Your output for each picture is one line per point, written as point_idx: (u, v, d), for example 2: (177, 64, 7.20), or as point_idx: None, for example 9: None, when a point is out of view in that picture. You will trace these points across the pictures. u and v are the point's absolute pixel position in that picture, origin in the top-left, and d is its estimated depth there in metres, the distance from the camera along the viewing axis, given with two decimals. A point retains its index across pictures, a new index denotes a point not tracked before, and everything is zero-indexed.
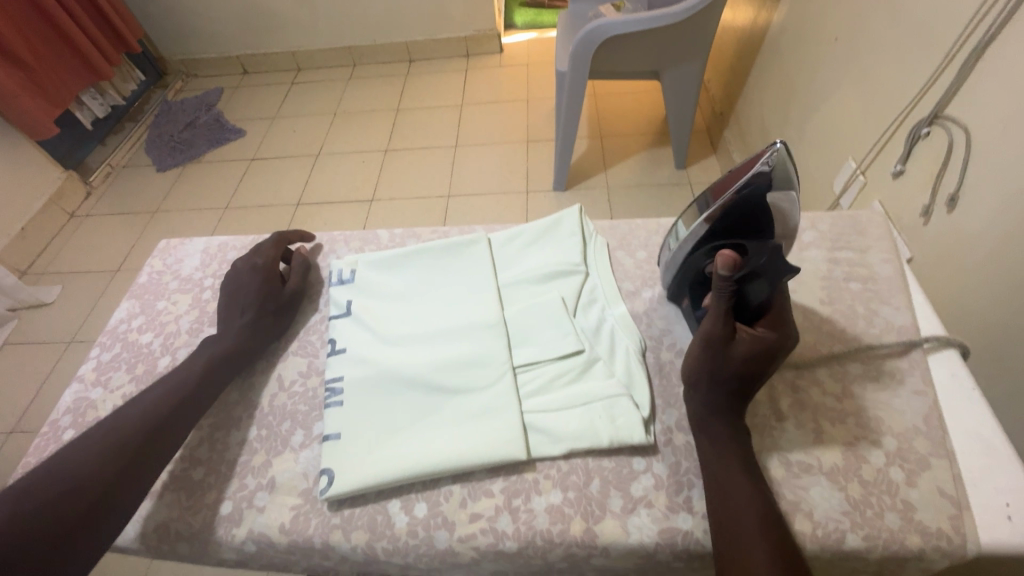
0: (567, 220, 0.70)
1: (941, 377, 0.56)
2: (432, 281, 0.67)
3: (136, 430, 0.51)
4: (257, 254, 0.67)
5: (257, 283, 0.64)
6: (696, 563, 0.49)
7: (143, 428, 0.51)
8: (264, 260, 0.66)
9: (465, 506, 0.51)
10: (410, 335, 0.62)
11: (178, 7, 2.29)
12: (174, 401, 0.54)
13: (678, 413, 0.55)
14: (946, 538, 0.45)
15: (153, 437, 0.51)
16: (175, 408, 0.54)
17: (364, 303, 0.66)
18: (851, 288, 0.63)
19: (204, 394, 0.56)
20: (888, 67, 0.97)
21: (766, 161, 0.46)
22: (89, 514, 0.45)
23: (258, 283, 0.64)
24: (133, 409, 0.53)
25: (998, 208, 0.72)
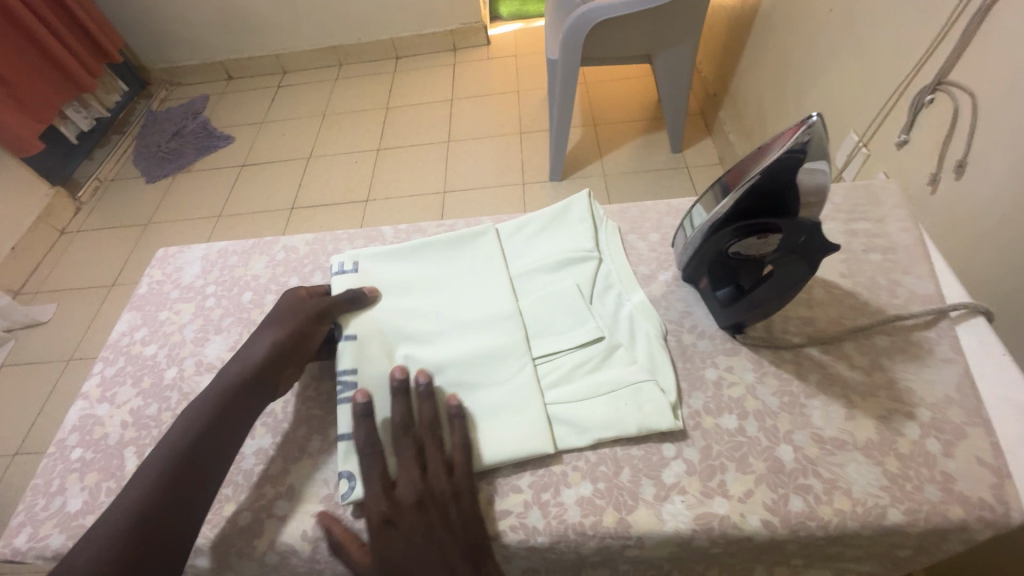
0: (577, 206, 0.68)
1: (971, 345, 0.55)
2: (444, 276, 0.65)
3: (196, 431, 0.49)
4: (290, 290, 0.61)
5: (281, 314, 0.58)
6: (734, 547, 0.47)
7: (183, 445, 0.48)
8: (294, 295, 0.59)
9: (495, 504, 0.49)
10: (421, 330, 0.60)
11: (157, 14, 2.25)
12: (205, 420, 0.50)
13: (705, 395, 0.54)
14: (989, 507, 0.44)
15: (195, 459, 0.48)
16: (214, 422, 0.51)
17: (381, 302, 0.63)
18: (870, 259, 0.62)
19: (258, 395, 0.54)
20: (887, 36, 0.95)
21: (804, 133, 0.44)
22: (151, 540, 0.43)
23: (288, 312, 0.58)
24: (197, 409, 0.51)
25: (1009, 171, 0.71)
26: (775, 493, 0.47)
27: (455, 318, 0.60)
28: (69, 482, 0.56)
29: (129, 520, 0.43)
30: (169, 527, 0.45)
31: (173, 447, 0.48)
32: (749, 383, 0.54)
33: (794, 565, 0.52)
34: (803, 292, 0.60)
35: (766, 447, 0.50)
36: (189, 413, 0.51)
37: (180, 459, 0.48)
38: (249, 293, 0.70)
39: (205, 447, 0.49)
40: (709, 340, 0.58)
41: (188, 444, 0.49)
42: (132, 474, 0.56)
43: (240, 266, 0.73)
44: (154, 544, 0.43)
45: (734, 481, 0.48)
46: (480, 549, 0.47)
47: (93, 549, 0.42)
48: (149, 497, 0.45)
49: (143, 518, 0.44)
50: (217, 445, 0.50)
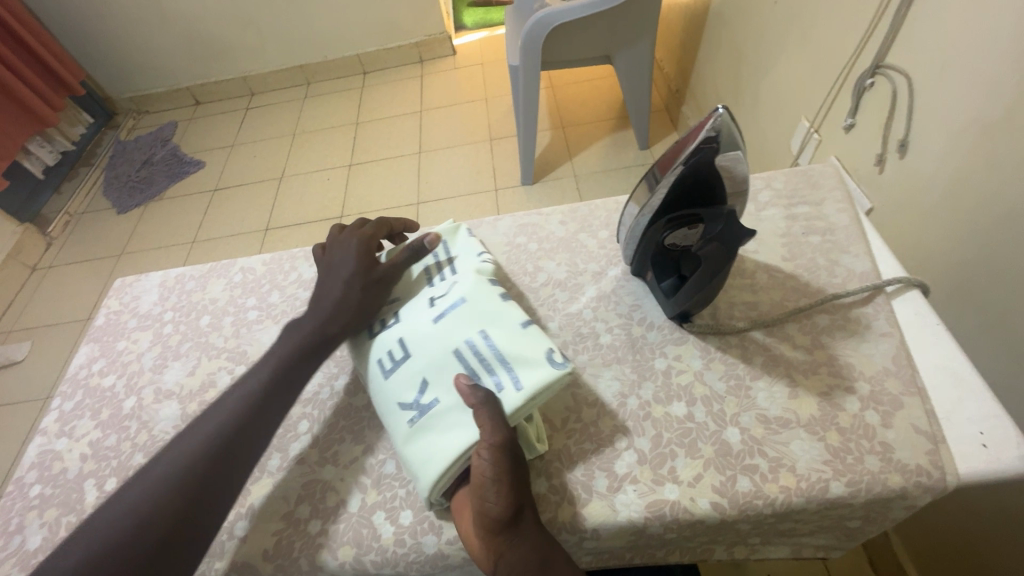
0: None
1: (906, 317, 0.57)
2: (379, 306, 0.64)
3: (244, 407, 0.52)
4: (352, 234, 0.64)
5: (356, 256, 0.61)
6: (688, 532, 0.49)
7: (231, 413, 0.51)
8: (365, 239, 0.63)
9: None
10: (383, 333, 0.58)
11: (119, 42, 2.24)
12: (241, 416, 0.51)
13: (655, 385, 0.55)
14: (925, 473, 0.46)
15: (243, 431, 0.50)
16: (267, 392, 0.53)
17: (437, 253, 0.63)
18: (810, 241, 0.64)
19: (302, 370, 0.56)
20: (826, 24, 0.98)
21: (711, 127, 0.45)
22: (198, 509, 0.45)
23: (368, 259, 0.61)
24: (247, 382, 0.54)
25: (947, 147, 0.73)
26: (723, 476, 0.48)
27: (383, 322, 0.59)
28: (28, 520, 0.55)
29: (142, 524, 0.43)
30: (209, 498, 0.46)
31: (194, 446, 0.48)
32: (697, 370, 0.55)
33: (752, 545, 0.53)
34: (746, 278, 0.62)
35: (714, 431, 0.51)
36: (232, 403, 0.52)
37: (212, 454, 0.48)
38: (208, 317, 0.70)
39: (235, 452, 0.49)
40: (659, 330, 0.59)
41: (223, 438, 0.49)
42: (91, 506, 0.55)
43: (198, 290, 0.73)
44: (166, 551, 0.43)
45: (684, 466, 0.49)
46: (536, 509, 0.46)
47: (131, 508, 0.44)
48: (194, 460, 0.47)
49: (142, 535, 0.42)
50: (239, 458, 0.49)
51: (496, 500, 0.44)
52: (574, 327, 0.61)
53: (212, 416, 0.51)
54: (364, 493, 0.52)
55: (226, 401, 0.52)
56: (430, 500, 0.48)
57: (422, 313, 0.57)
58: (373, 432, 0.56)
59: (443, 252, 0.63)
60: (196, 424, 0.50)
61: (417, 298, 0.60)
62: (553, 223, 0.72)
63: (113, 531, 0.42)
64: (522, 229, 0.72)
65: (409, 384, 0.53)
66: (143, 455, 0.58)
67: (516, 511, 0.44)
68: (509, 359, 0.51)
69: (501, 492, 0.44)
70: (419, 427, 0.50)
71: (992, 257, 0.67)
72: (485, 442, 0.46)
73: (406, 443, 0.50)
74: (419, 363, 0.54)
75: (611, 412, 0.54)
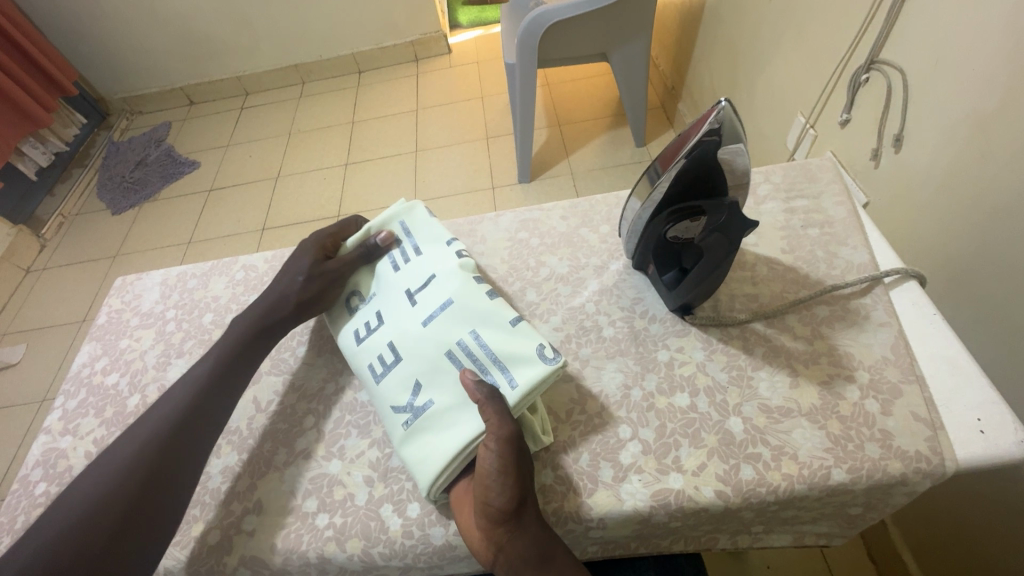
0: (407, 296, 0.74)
1: (904, 307, 0.58)
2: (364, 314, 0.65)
3: (195, 395, 0.54)
4: (308, 242, 0.64)
5: (308, 264, 0.62)
6: (692, 520, 0.49)
7: (181, 399, 0.53)
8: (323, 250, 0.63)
9: None
10: (372, 337, 0.58)
11: (112, 42, 2.23)
12: (198, 396, 0.54)
13: (658, 376, 0.56)
14: (925, 459, 0.47)
15: (195, 416, 0.53)
16: (217, 379, 0.56)
17: (393, 247, 0.63)
18: (809, 234, 0.65)
19: (247, 360, 0.59)
20: (821, 21, 0.99)
21: (714, 120, 0.46)
22: (156, 488, 0.48)
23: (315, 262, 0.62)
24: (197, 372, 0.56)
25: (940, 141, 0.74)
26: (726, 464, 0.49)
27: (368, 325, 0.59)
28: (34, 518, 0.55)
29: (112, 495, 0.46)
30: (168, 478, 0.48)
31: (147, 433, 0.50)
32: (699, 361, 0.56)
33: (755, 533, 0.54)
34: (747, 270, 0.63)
35: (717, 421, 0.52)
36: (189, 384, 0.55)
37: (173, 429, 0.51)
38: (210, 315, 0.70)
39: (187, 435, 0.51)
40: (661, 323, 0.60)
41: (183, 416, 0.52)
42: None
43: (200, 288, 0.73)
44: (139, 517, 0.46)
45: (688, 456, 0.50)
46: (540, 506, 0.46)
47: (88, 494, 0.46)
48: (150, 445, 0.49)
49: (101, 517, 0.44)
50: (192, 442, 0.51)
51: (499, 493, 0.44)
52: (577, 321, 0.62)
53: (161, 405, 0.53)
54: (370, 487, 0.52)
55: (182, 384, 0.55)
56: (432, 498, 0.49)
57: (407, 314, 0.58)
58: (379, 427, 0.57)
59: (411, 243, 0.63)
60: (156, 405, 0.53)
61: (399, 296, 0.60)
62: (554, 218, 0.72)
63: (73, 516, 0.44)
64: (523, 225, 0.72)
65: (402, 387, 0.54)
66: None
67: (519, 505, 0.44)
68: (501, 358, 0.52)
69: (504, 486, 0.44)
70: (412, 429, 0.51)
71: (986, 249, 0.68)
72: (494, 434, 0.47)
73: (404, 446, 0.51)
74: (410, 367, 0.54)
75: (615, 404, 0.54)
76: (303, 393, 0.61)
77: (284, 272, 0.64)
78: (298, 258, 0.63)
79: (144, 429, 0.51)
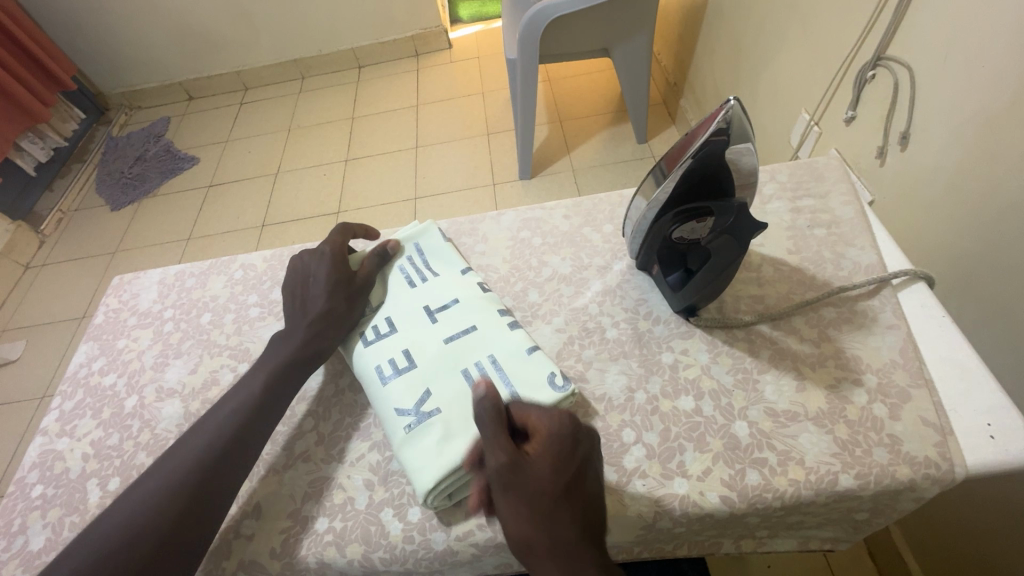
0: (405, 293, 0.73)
1: (912, 309, 0.57)
2: None
3: (230, 427, 0.51)
4: (323, 244, 0.63)
5: (325, 268, 0.60)
6: (696, 525, 0.49)
7: (215, 430, 0.51)
8: (338, 251, 0.62)
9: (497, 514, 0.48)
10: (381, 341, 0.58)
11: (110, 36, 2.21)
12: (235, 423, 0.52)
13: (662, 379, 0.55)
14: (933, 465, 0.46)
15: (229, 451, 0.50)
16: (255, 411, 0.53)
17: (408, 262, 0.65)
18: (816, 234, 0.64)
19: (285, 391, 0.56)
20: (827, 16, 0.97)
21: (723, 119, 0.45)
22: (182, 530, 0.45)
23: (332, 266, 0.61)
24: (234, 401, 0.54)
25: (948, 139, 0.73)
26: (732, 469, 0.48)
27: (376, 329, 0.59)
28: (31, 521, 0.55)
29: (134, 537, 0.43)
30: (195, 519, 0.46)
31: (178, 468, 0.48)
32: (704, 364, 0.55)
33: (760, 538, 0.53)
34: (752, 271, 0.62)
35: (722, 424, 0.51)
36: (226, 415, 0.52)
37: (205, 465, 0.48)
38: (209, 314, 0.69)
39: (219, 472, 0.49)
40: (665, 324, 0.59)
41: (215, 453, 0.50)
42: (95, 506, 0.55)
43: (197, 287, 0.72)
44: (169, 552, 0.44)
45: (693, 460, 0.49)
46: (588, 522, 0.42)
47: (111, 532, 0.44)
48: (179, 483, 0.47)
49: (122, 561, 0.42)
50: (223, 479, 0.49)
51: (517, 528, 0.42)
52: (580, 322, 0.61)
53: (195, 436, 0.51)
54: (371, 491, 0.52)
55: (224, 410, 0.53)
56: (428, 502, 0.48)
57: (423, 327, 0.58)
58: (378, 429, 0.56)
59: (426, 264, 0.65)
60: (189, 436, 0.51)
61: (415, 310, 0.60)
62: (556, 217, 0.71)
63: (94, 556, 0.42)
64: (525, 224, 0.71)
65: (411, 392, 0.53)
66: (146, 455, 0.58)
67: (544, 533, 0.41)
68: (513, 378, 0.52)
69: (519, 519, 0.42)
70: (415, 433, 0.51)
71: (995, 250, 0.67)
72: (495, 463, 0.44)
73: (404, 449, 0.50)
74: (421, 374, 0.54)
75: (618, 407, 0.53)
76: (301, 395, 0.60)
77: (297, 270, 0.62)
78: (313, 258, 0.62)
79: (175, 462, 0.48)
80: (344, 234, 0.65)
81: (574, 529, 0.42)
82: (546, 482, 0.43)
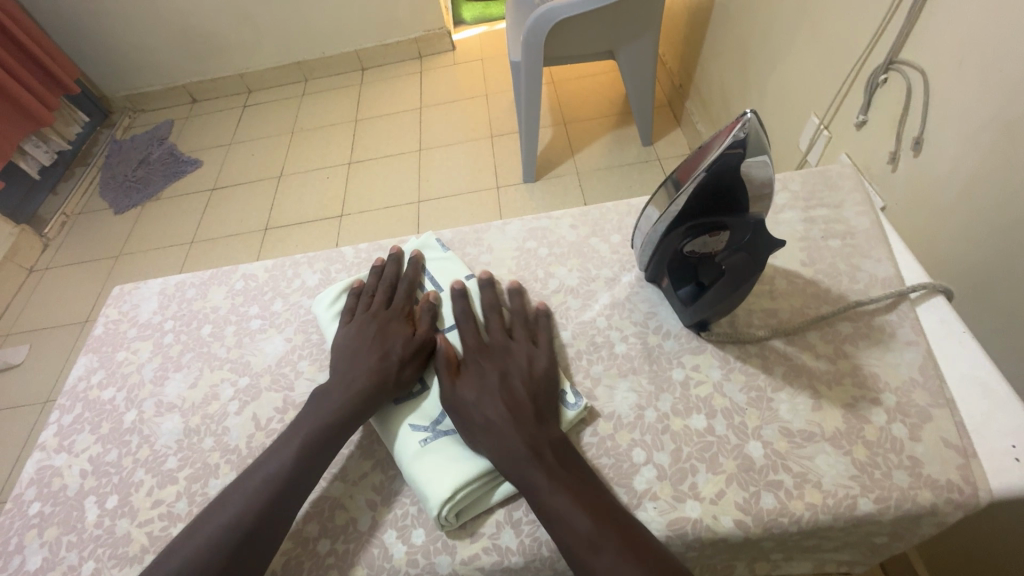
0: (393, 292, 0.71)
1: (931, 324, 0.55)
2: None
3: (266, 486, 0.48)
4: (372, 303, 0.62)
5: (389, 333, 0.58)
6: (710, 549, 0.47)
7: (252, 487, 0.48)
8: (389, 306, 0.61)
9: (506, 531, 0.48)
10: None
11: (113, 40, 2.20)
12: (274, 474, 0.49)
13: (673, 397, 0.53)
14: (956, 489, 0.44)
15: (266, 515, 0.46)
16: (297, 469, 0.49)
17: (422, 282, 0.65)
18: (830, 245, 0.62)
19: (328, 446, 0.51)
20: (837, 19, 0.95)
21: (740, 131, 0.44)
22: None
23: (392, 327, 0.59)
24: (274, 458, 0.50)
25: (964, 147, 0.71)
26: (746, 492, 0.46)
27: None
28: (27, 540, 0.53)
29: None
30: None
31: (212, 532, 0.45)
32: (716, 380, 0.54)
33: (774, 560, 0.52)
34: (765, 284, 0.60)
35: (735, 445, 0.49)
36: (265, 475, 0.49)
37: (240, 530, 0.45)
38: (209, 326, 0.68)
39: (255, 537, 0.45)
40: (675, 339, 0.57)
41: (269, 485, 0.48)
42: (93, 525, 0.54)
43: (199, 298, 0.71)
44: None
45: (705, 483, 0.47)
46: (518, 408, 0.50)
47: None
48: (212, 548, 0.44)
49: None
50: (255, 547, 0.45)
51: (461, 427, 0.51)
52: (587, 336, 0.59)
53: (232, 498, 0.48)
54: (374, 510, 0.50)
55: (265, 469, 0.49)
56: (439, 515, 0.47)
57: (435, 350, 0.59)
58: (382, 446, 0.55)
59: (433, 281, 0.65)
60: (227, 497, 0.48)
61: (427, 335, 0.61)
62: (563, 227, 0.70)
63: None
64: (531, 233, 0.70)
65: (426, 411, 0.54)
66: (145, 472, 0.57)
67: (482, 421, 0.50)
68: None
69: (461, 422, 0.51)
70: (430, 446, 0.51)
71: (1010, 261, 0.66)
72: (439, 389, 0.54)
73: (415, 462, 0.50)
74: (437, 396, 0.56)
75: (627, 425, 0.52)
76: None
77: (349, 330, 0.60)
78: (366, 318, 0.60)
79: (211, 524, 0.46)
80: (384, 280, 0.64)
81: (499, 409, 0.50)
82: (467, 391, 0.53)
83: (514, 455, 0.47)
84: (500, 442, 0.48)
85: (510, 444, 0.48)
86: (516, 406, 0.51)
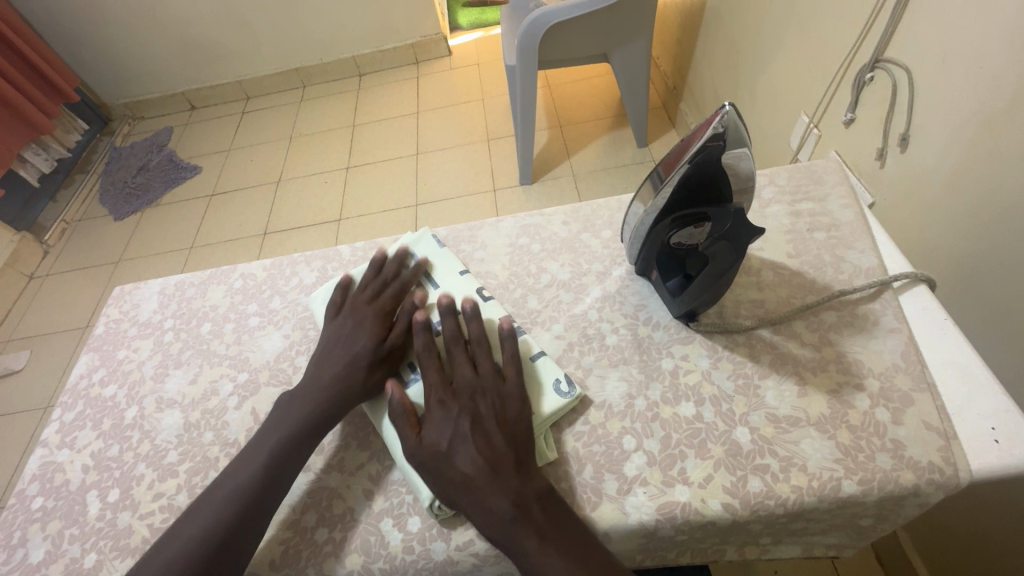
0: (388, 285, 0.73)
1: (914, 312, 0.56)
2: None
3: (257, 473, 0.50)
4: (359, 298, 0.62)
5: (366, 331, 0.58)
6: (699, 533, 0.48)
7: (244, 476, 0.50)
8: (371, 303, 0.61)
9: None
10: None
11: (113, 48, 2.23)
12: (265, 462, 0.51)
13: (663, 385, 0.54)
14: (938, 470, 0.45)
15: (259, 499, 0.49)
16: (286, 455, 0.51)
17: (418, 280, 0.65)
18: (815, 237, 0.64)
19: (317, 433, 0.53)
20: (824, 19, 0.97)
21: (718, 124, 0.45)
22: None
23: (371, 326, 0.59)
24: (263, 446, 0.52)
25: (947, 141, 0.72)
26: (734, 476, 0.48)
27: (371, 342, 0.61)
28: (31, 533, 0.54)
29: None
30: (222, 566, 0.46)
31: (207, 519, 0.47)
32: (704, 369, 0.55)
33: (763, 545, 0.53)
34: (752, 276, 0.61)
35: (723, 431, 0.50)
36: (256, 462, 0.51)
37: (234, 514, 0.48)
38: (208, 324, 0.69)
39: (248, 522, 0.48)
40: (665, 330, 0.59)
41: (267, 474, 0.50)
42: (95, 518, 0.55)
43: (198, 297, 0.73)
44: None
45: (694, 468, 0.48)
46: (495, 459, 0.47)
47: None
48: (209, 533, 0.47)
49: None
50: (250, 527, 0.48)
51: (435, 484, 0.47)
52: (580, 328, 0.61)
53: (224, 486, 0.50)
54: (370, 500, 0.51)
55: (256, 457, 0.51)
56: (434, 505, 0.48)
57: None
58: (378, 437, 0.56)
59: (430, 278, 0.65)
60: (218, 486, 0.50)
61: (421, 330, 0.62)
62: (556, 223, 0.71)
63: None
64: (524, 230, 0.71)
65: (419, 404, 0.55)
66: (145, 466, 0.58)
67: (458, 477, 0.46)
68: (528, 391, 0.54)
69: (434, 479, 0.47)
70: None
71: (993, 252, 0.67)
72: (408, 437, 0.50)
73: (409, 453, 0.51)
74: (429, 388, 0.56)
75: (618, 414, 0.53)
76: None
77: (331, 325, 0.60)
78: (347, 315, 0.61)
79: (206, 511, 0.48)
80: (376, 275, 0.64)
81: (473, 462, 0.47)
82: (436, 442, 0.48)
83: (496, 515, 0.44)
84: (479, 504, 0.45)
85: (490, 503, 0.45)
86: (492, 457, 0.47)
